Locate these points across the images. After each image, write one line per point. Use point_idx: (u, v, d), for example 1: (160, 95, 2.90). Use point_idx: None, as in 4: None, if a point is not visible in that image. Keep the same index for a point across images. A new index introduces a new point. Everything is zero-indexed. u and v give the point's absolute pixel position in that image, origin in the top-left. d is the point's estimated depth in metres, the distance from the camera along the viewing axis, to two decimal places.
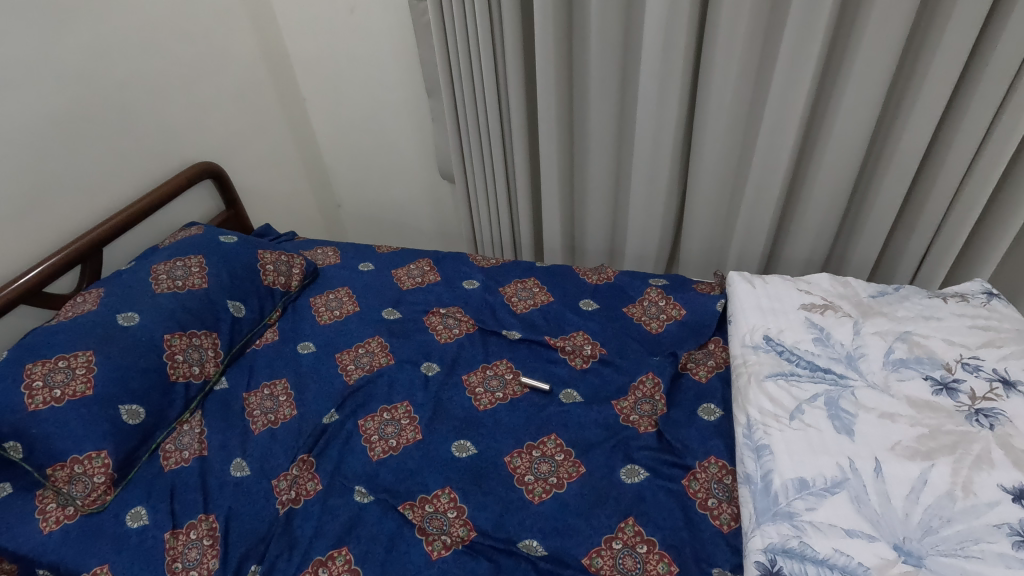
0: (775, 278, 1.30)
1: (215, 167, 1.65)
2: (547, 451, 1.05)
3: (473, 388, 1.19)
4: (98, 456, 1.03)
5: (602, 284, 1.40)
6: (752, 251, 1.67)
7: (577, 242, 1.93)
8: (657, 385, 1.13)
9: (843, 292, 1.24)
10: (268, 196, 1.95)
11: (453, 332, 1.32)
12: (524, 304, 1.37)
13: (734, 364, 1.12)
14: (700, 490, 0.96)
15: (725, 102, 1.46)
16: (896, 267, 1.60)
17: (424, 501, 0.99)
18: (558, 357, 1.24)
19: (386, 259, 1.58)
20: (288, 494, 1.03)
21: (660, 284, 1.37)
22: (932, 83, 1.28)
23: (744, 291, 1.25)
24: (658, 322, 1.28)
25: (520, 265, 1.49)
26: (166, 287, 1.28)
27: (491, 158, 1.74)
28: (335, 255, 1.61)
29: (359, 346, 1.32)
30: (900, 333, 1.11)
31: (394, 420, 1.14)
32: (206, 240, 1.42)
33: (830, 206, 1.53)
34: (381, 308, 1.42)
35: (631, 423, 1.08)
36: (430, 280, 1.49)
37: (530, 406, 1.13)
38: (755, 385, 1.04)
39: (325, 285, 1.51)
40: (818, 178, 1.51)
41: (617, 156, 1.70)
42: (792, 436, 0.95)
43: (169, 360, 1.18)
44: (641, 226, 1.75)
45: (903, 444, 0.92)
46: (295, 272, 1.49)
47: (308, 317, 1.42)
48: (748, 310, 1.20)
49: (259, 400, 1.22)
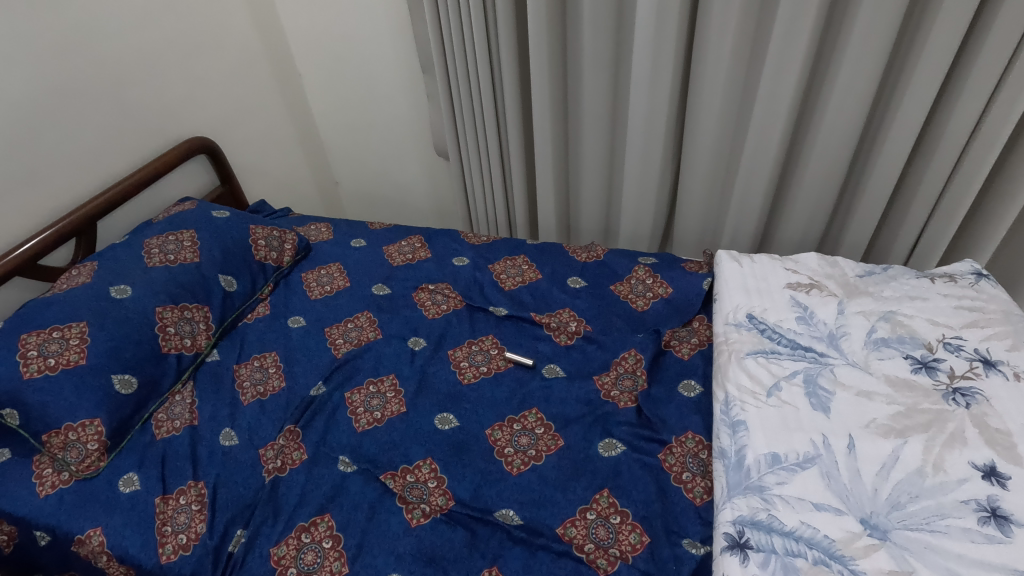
0: (763, 257, 1.31)
1: (209, 143, 1.66)
2: (527, 425, 1.06)
3: (457, 362, 1.20)
4: (92, 424, 1.06)
5: (591, 262, 1.40)
6: (743, 231, 1.67)
7: (572, 220, 1.93)
8: (639, 361, 1.13)
9: (831, 272, 1.24)
10: (264, 173, 1.96)
11: (441, 308, 1.34)
12: (512, 282, 1.38)
13: (717, 341, 1.13)
14: (675, 464, 0.96)
15: (719, 81, 1.44)
16: (891, 247, 1.59)
17: (405, 471, 1.02)
18: (544, 333, 1.24)
19: (379, 236, 1.59)
20: (274, 463, 1.05)
21: (649, 262, 1.37)
22: (929, 59, 1.26)
23: (732, 271, 1.26)
24: (644, 300, 1.29)
25: (510, 242, 1.50)
26: (158, 261, 1.30)
27: (485, 136, 1.74)
28: (328, 231, 1.62)
29: (348, 321, 1.34)
30: (884, 313, 1.12)
31: (380, 393, 1.16)
32: (199, 216, 1.44)
33: (824, 187, 1.52)
34: (372, 284, 1.43)
35: (611, 399, 1.08)
36: (420, 257, 1.50)
37: (513, 381, 1.14)
38: (735, 363, 1.05)
39: (316, 261, 1.53)
40: (811, 159, 1.50)
41: (612, 133, 1.68)
42: (767, 413, 0.96)
43: (161, 332, 1.21)
44: (636, 203, 1.74)
45: (878, 422, 0.93)
46: (286, 248, 1.50)
47: (299, 292, 1.43)
48: (733, 289, 1.22)
49: (249, 371, 1.25)
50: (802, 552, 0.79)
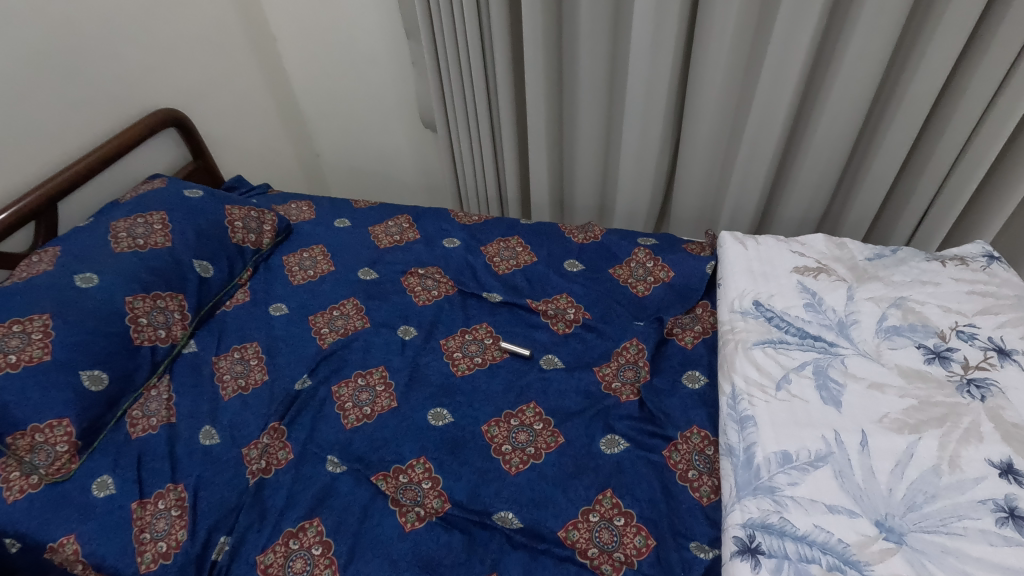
0: (768, 238, 1.25)
1: (179, 115, 1.55)
2: (525, 420, 1.01)
3: (450, 353, 1.14)
4: (60, 425, 0.99)
5: (588, 243, 1.34)
6: (744, 208, 1.61)
7: (566, 196, 1.85)
8: (641, 351, 1.08)
9: (839, 254, 1.19)
10: (242, 146, 1.84)
11: (432, 294, 1.27)
12: (506, 265, 1.32)
13: (722, 330, 1.08)
14: (681, 462, 0.92)
15: (724, 49, 1.36)
16: (894, 225, 1.55)
17: (398, 471, 0.97)
18: (541, 321, 1.18)
19: (364, 215, 1.51)
20: (258, 464, 1.00)
21: (648, 244, 1.31)
22: (948, 27, 1.18)
23: (736, 254, 1.20)
24: (645, 285, 1.23)
25: (504, 222, 1.43)
26: (127, 246, 1.21)
27: (475, 107, 1.64)
28: (309, 210, 1.54)
29: (334, 308, 1.27)
30: (895, 299, 1.07)
31: (369, 387, 1.10)
32: (170, 195, 1.34)
33: (830, 164, 1.46)
34: (358, 268, 1.36)
35: (612, 391, 1.03)
36: (409, 238, 1.42)
37: (509, 373, 1.09)
38: (741, 354, 1.01)
39: (298, 243, 1.45)
40: (817, 135, 1.44)
41: (609, 104, 1.59)
42: (776, 407, 0.92)
43: (132, 324, 1.13)
44: (633, 179, 1.67)
45: (891, 417, 0.89)
46: (266, 229, 1.42)
47: (280, 277, 1.36)
48: (738, 274, 1.16)
49: (229, 364, 1.18)
50: (815, 558, 0.75)
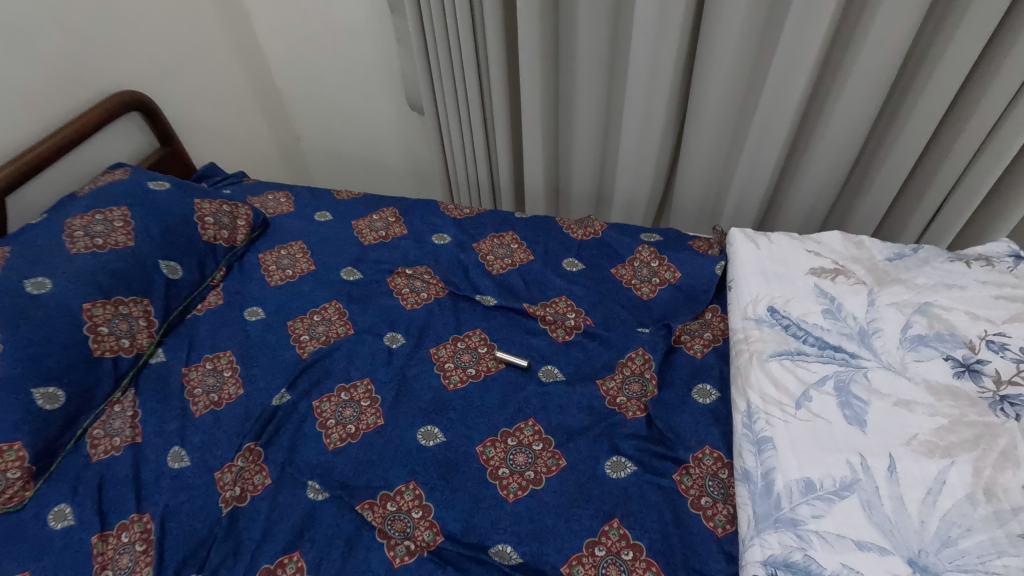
0: (781, 235, 1.17)
1: (141, 98, 1.41)
2: (523, 440, 0.93)
3: (441, 363, 1.05)
4: (11, 449, 0.89)
5: (588, 240, 1.25)
6: (751, 198, 1.53)
7: (562, 183, 1.75)
8: (648, 362, 1.00)
9: (857, 254, 1.11)
10: (215, 129, 1.72)
11: (421, 296, 1.18)
12: (501, 264, 1.23)
13: (734, 338, 1.01)
14: (693, 488, 0.85)
15: (735, 28, 1.25)
16: (908, 216, 1.47)
17: (385, 499, 0.89)
18: (539, 327, 1.10)
19: (347, 208, 1.40)
20: (231, 491, 0.91)
21: (653, 241, 1.23)
22: (981, 6, 1.08)
23: (748, 254, 1.12)
24: (650, 287, 1.15)
25: (497, 216, 1.33)
26: (84, 247, 1.09)
27: (465, 90, 1.52)
28: (288, 203, 1.43)
29: (314, 312, 1.17)
30: (919, 304, 1.00)
31: (353, 402, 1.01)
32: (132, 188, 1.22)
33: (843, 153, 1.37)
34: (340, 267, 1.26)
35: (617, 407, 0.96)
36: (395, 234, 1.32)
37: (506, 386, 1.01)
38: (757, 366, 0.94)
39: (275, 238, 1.34)
40: (830, 122, 1.35)
41: (609, 87, 1.49)
42: (796, 428, 0.85)
43: (91, 334, 1.03)
44: (633, 166, 1.57)
45: (921, 439, 0.82)
46: (240, 224, 1.31)
47: (256, 277, 1.26)
48: (750, 276, 1.08)
49: (200, 376, 1.08)
50: None
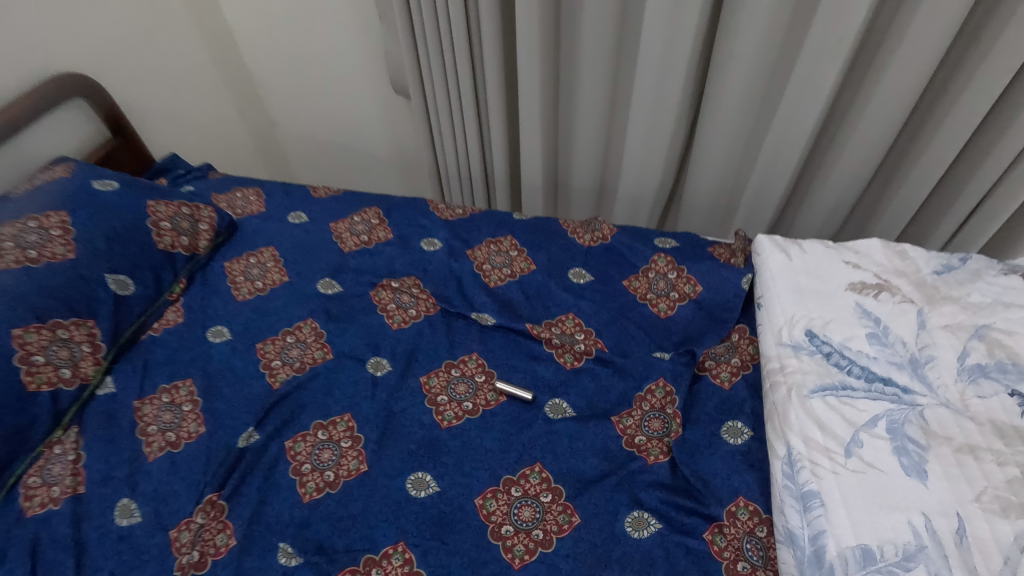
0: (814, 242, 1.04)
1: (83, 81, 1.23)
2: (529, 491, 0.81)
3: (434, 396, 0.92)
4: None
5: (596, 247, 1.11)
6: (770, 195, 1.39)
7: (562, 176, 1.61)
8: (669, 397, 0.88)
9: (901, 265, 0.98)
10: (175, 115, 1.53)
11: (408, 314, 1.04)
12: (498, 275, 1.09)
13: (767, 367, 0.88)
14: (727, 550, 0.74)
15: (764, 5, 1.10)
16: (940, 215, 1.34)
17: (370, 565, 0.76)
18: (543, 351, 0.97)
19: (324, 208, 1.25)
20: (189, 555, 0.78)
21: (669, 249, 1.09)
22: None
23: (779, 267, 0.99)
24: (667, 303, 1.02)
25: (494, 218, 1.19)
26: (14, 261, 0.92)
27: (456, 73, 1.36)
28: (258, 202, 1.27)
29: (287, 333, 1.03)
30: (976, 327, 0.87)
31: (332, 444, 0.88)
32: (74, 188, 1.05)
33: (875, 148, 1.24)
34: (316, 278, 1.11)
35: (635, 450, 0.84)
36: (379, 239, 1.18)
37: (507, 423, 0.88)
38: (796, 403, 0.82)
39: (243, 244, 1.19)
40: (865, 113, 1.21)
41: (615, 70, 1.33)
42: (847, 481, 0.73)
43: (24, 364, 0.87)
44: (642, 159, 1.42)
45: (992, 494, 0.71)
46: (201, 229, 1.15)
47: (221, 290, 1.11)
48: (783, 292, 0.95)
49: (156, 410, 0.94)
50: None
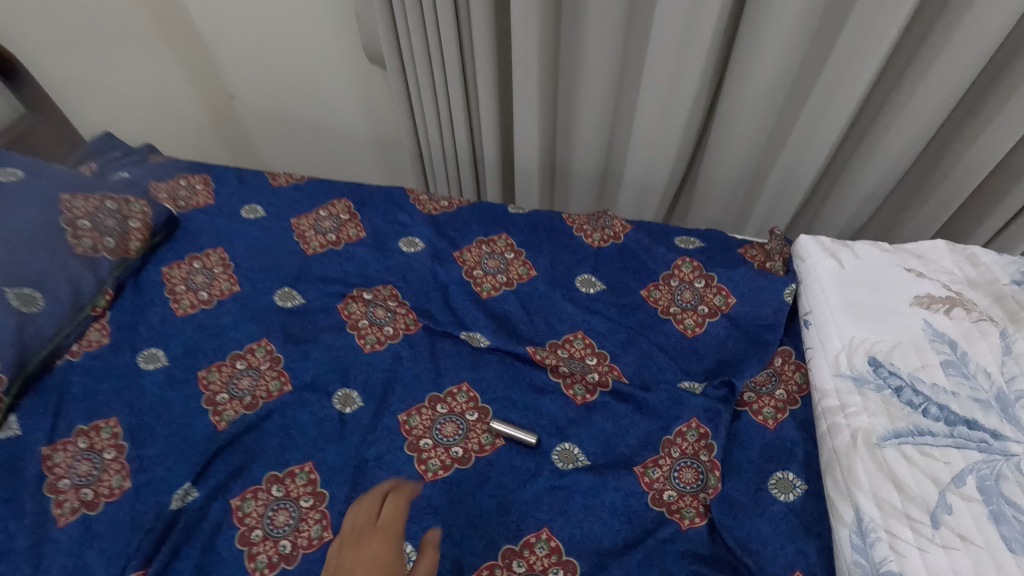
0: (867, 245, 0.87)
1: None
2: (535, 566, 0.65)
3: (416, 439, 0.76)
4: None
5: (607, 249, 0.94)
6: (798, 184, 1.21)
7: (560, 159, 1.42)
8: (704, 441, 0.72)
9: (973, 274, 0.81)
10: (100, 83, 1.30)
11: (384, 332, 0.86)
12: (492, 284, 0.91)
13: (821, 404, 0.73)
14: None
15: None
16: (989, 208, 1.15)
17: None
18: (548, 381, 0.80)
19: (285, 199, 1.06)
20: None
21: (694, 252, 0.93)
22: None
23: (831, 277, 0.83)
24: (695, 320, 0.85)
25: (486, 213, 1.01)
26: None
27: (439, 39, 1.14)
28: (207, 193, 1.07)
29: (237, 358, 0.85)
30: None
31: (289, 503, 0.71)
32: None
33: (921, 133, 1.05)
34: (274, 287, 0.93)
35: (664, 511, 0.68)
36: (350, 238, 0.99)
37: (506, 475, 0.72)
38: (863, 455, 0.66)
39: (186, 243, 0.99)
40: (916, 92, 1.01)
41: (624, 36, 1.12)
42: (936, 562, 0.59)
43: None
44: (652, 141, 1.22)
45: None
46: (132, 227, 0.95)
47: (156, 302, 0.91)
48: (836, 310, 0.79)
49: (70, 461, 0.75)
50: None
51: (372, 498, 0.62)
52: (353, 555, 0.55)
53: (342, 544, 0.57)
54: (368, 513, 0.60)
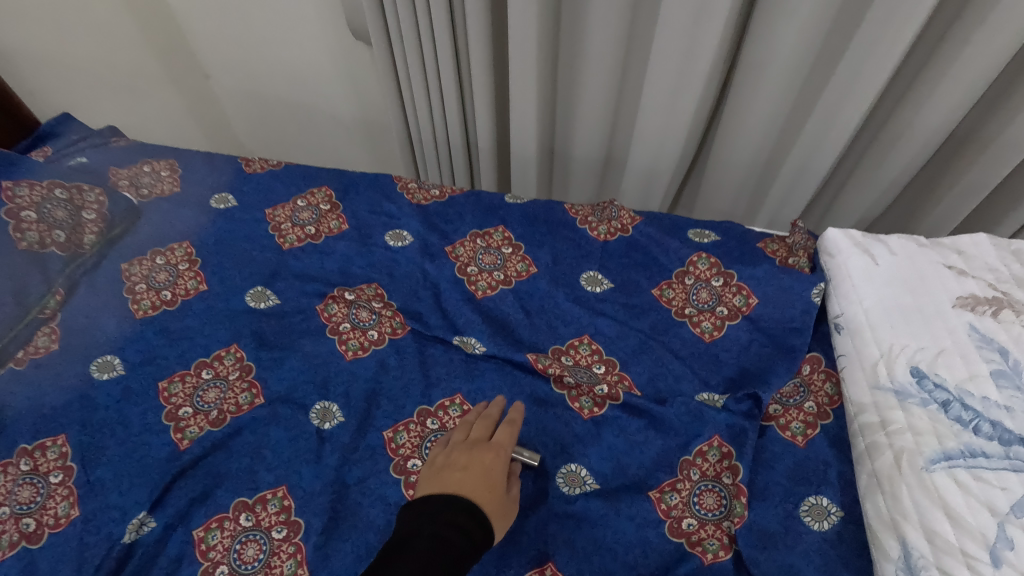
0: (902, 240, 0.78)
1: None
2: None
3: (404, 460, 0.67)
4: None
5: (615, 244, 0.86)
6: (815, 172, 1.11)
7: (559, 144, 1.32)
8: (726, 461, 0.65)
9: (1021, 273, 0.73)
10: None
11: (369, 337, 0.78)
12: (488, 282, 0.83)
13: (856, 419, 0.65)
14: None
15: None
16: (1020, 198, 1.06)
17: None
18: (550, 392, 0.72)
19: (259, 188, 0.96)
20: None
21: (710, 247, 0.84)
22: None
23: (864, 275, 0.75)
24: (714, 323, 0.77)
25: (481, 203, 0.92)
26: None
27: (427, 12, 1.04)
28: (173, 180, 0.97)
29: (203, 366, 0.76)
30: None
31: (259, 534, 0.63)
32: None
33: (950, 117, 0.95)
34: (245, 285, 0.84)
35: (683, 543, 0.61)
36: (330, 230, 0.90)
37: None
38: (908, 480, 0.59)
39: (148, 236, 0.89)
40: (947, 73, 0.91)
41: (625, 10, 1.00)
42: None
43: None
44: (656, 125, 1.13)
45: None
46: (86, 219, 0.85)
47: (114, 302, 0.82)
48: (871, 313, 0.71)
49: (10, 486, 0.66)
50: None
51: (488, 418, 0.66)
52: (468, 456, 0.60)
53: (454, 444, 0.63)
54: (483, 429, 0.64)
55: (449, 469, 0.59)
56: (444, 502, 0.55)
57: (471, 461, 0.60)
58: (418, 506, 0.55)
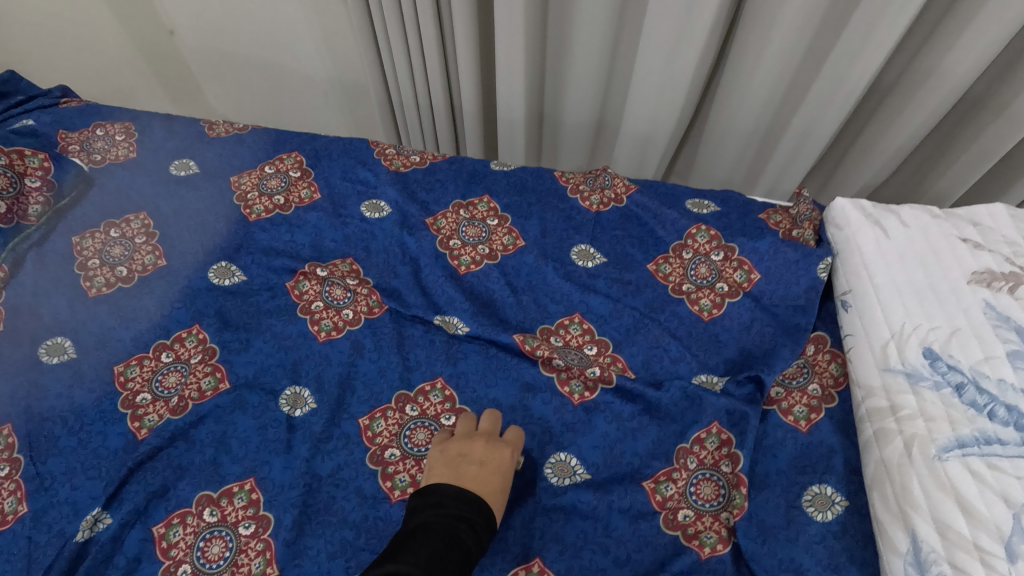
0: (916, 212, 0.73)
1: None
2: None
3: (381, 450, 0.63)
4: None
5: (607, 215, 0.80)
6: (815, 141, 1.05)
7: (549, 106, 1.24)
8: (725, 450, 0.61)
9: None
10: None
11: (343, 316, 0.72)
12: (471, 256, 0.77)
13: (865, 405, 0.61)
14: None
15: None
16: None
17: None
18: (538, 375, 0.67)
19: (223, 154, 0.88)
20: None
21: (709, 218, 0.79)
22: None
23: (874, 249, 0.70)
24: (712, 300, 0.72)
25: (465, 172, 0.85)
26: None
27: None
28: (128, 144, 0.88)
29: (163, 349, 0.70)
30: None
31: (224, 531, 0.58)
32: None
33: (963, 80, 0.88)
34: (209, 261, 0.77)
35: (679, 537, 0.57)
36: (301, 200, 0.83)
37: None
38: (919, 469, 0.55)
39: (100, 206, 0.82)
40: (963, 33, 0.83)
41: None
42: None
43: None
44: (650, 88, 1.05)
45: None
46: (29, 186, 0.77)
47: (65, 279, 0.75)
48: (881, 290, 0.66)
49: None
50: None
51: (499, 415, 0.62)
52: (485, 451, 0.57)
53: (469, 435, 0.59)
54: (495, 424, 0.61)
55: (467, 460, 0.56)
56: (458, 500, 0.52)
57: (489, 456, 0.57)
58: (428, 499, 0.53)
